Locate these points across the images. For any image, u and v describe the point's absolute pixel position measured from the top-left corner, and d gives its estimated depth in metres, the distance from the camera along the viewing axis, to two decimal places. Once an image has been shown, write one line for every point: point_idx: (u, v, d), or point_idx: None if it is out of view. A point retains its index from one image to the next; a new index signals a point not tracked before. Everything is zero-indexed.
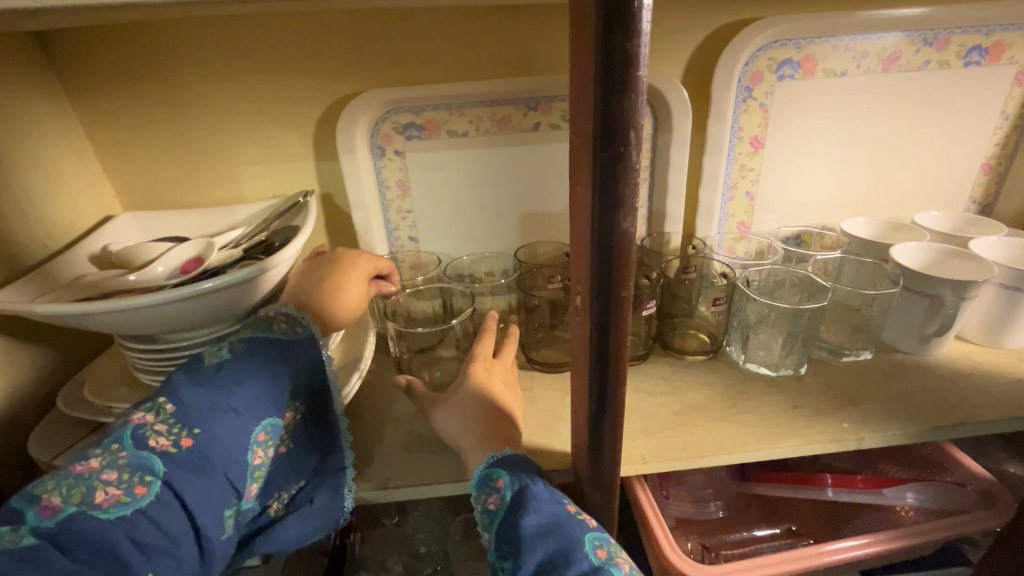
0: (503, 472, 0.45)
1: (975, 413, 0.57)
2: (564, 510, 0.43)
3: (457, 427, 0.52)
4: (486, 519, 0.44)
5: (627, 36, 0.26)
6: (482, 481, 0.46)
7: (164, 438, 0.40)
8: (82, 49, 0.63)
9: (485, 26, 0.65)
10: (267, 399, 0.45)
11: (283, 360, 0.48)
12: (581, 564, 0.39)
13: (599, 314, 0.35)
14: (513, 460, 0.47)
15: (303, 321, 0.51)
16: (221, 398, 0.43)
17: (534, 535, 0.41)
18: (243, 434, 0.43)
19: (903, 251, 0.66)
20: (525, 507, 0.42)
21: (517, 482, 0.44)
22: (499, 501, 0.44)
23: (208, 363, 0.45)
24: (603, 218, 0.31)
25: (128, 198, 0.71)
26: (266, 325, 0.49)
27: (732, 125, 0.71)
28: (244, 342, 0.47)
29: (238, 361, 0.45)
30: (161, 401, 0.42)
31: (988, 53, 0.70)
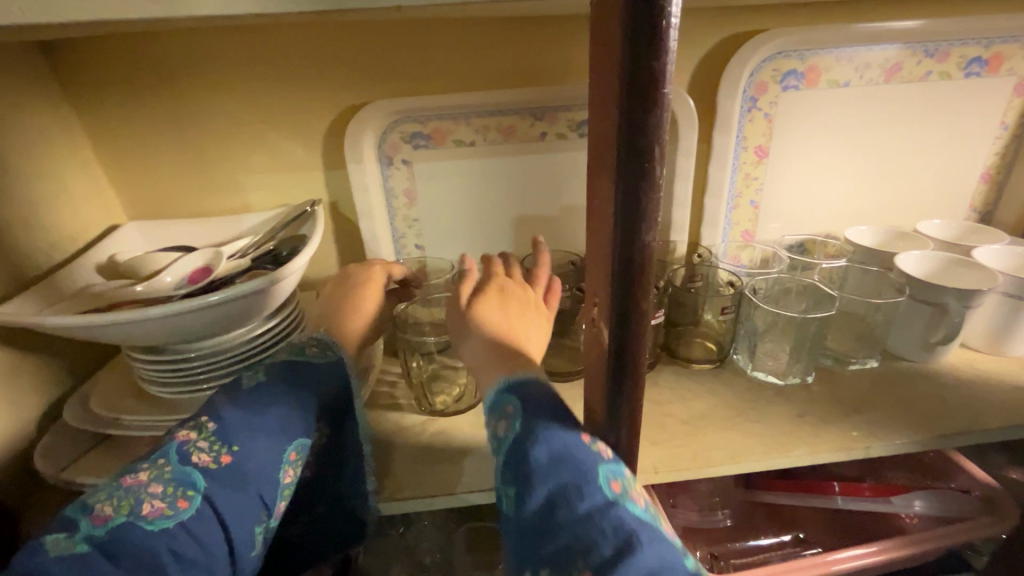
0: (514, 399, 0.43)
1: (982, 422, 0.57)
2: (578, 438, 0.39)
3: (482, 361, 0.48)
4: (494, 443, 0.42)
5: (654, 53, 0.26)
6: (495, 404, 0.44)
7: (206, 454, 0.41)
8: (90, 57, 0.63)
9: (493, 37, 0.65)
10: (298, 417, 0.46)
11: (310, 383, 0.48)
12: (595, 497, 0.36)
13: (618, 327, 0.35)
14: (526, 384, 0.44)
15: (334, 346, 0.51)
16: (256, 418, 0.43)
17: (542, 466, 0.38)
18: (276, 451, 0.43)
19: (907, 259, 0.67)
20: (534, 436, 0.40)
21: (528, 409, 0.42)
22: (508, 428, 0.42)
23: (245, 386, 0.46)
24: (625, 232, 0.31)
25: (133, 207, 0.71)
26: (299, 350, 0.50)
27: (737, 135, 0.72)
28: (277, 364, 0.48)
29: (271, 382, 0.46)
30: (203, 419, 0.42)
31: (987, 65, 0.71)
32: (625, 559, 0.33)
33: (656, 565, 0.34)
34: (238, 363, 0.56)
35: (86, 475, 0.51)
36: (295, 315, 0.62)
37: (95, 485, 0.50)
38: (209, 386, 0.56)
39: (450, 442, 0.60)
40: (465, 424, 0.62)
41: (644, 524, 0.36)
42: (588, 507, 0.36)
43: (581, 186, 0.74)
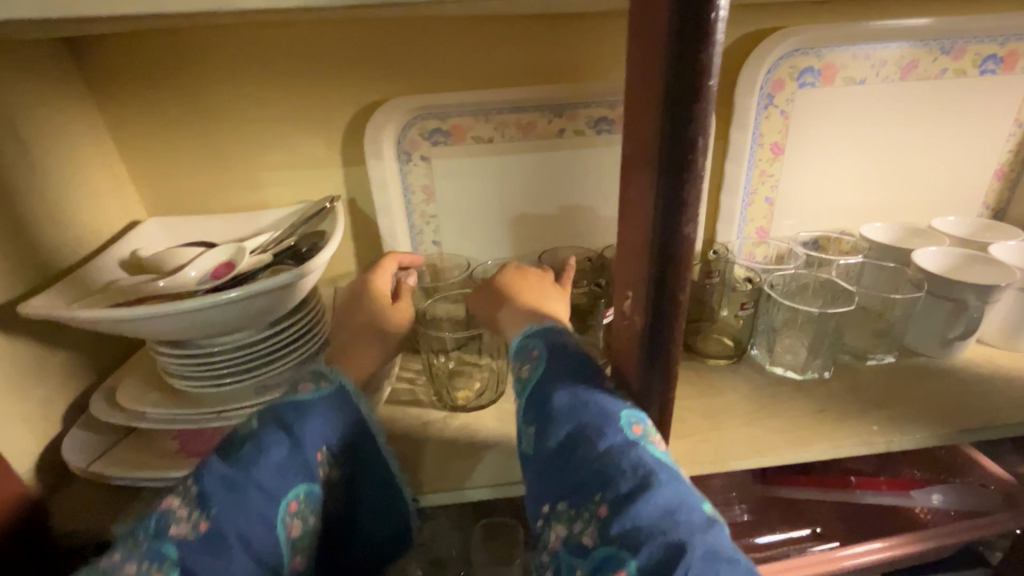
0: (538, 343, 0.45)
1: (1001, 416, 0.58)
2: (600, 384, 0.41)
3: (512, 322, 0.51)
4: (518, 386, 0.44)
5: (700, 46, 0.27)
6: (520, 350, 0.47)
7: (184, 524, 0.41)
8: (114, 53, 0.63)
9: (513, 33, 0.66)
10: (295, 464, 0.45)
11: (303, 425, 0.46)
12: (616, 437, 0.38)
13: (653, 317, 0.36)
14: (553, 332, 0.46)
15: (329, 374, 0.50)
16: (241, 476, 0.43)
17: (564, 406, 0.40)
18: (270, 506, 0.43)
19: (925, 256, 0.67)
20: (557, 382, 0.42)
21: (551, 354, 0.44)
22: (532, 370, 0.44)
23: (237, 437, 0.45)
24: (665, 223, 0.32)
25: (153, 203, 0.71)
26: (294, 387, 0.49)
27: (754, 132, 0.72)
28: (268, 408, 0.47)
29: (263, 430, 0.45)
30: (188, 482, 0.43)
31: (1002, 62, 0.72)
32: (643, 492, 0.34)
33: (673, 501, 0.34)
34: (262, 358, 0.57)
35: (114, 467, 0.51)
36: (317, 310, 0.62)
37: (123, 477, 0.51)
38: (233, 381, 0.56)
39: (472, 436, 0.60)
40: (486, 419, 0.62)
41: (663, 464, 0.37)
42: (608, 445, 0.37)
43: (597, 183, 0.74)
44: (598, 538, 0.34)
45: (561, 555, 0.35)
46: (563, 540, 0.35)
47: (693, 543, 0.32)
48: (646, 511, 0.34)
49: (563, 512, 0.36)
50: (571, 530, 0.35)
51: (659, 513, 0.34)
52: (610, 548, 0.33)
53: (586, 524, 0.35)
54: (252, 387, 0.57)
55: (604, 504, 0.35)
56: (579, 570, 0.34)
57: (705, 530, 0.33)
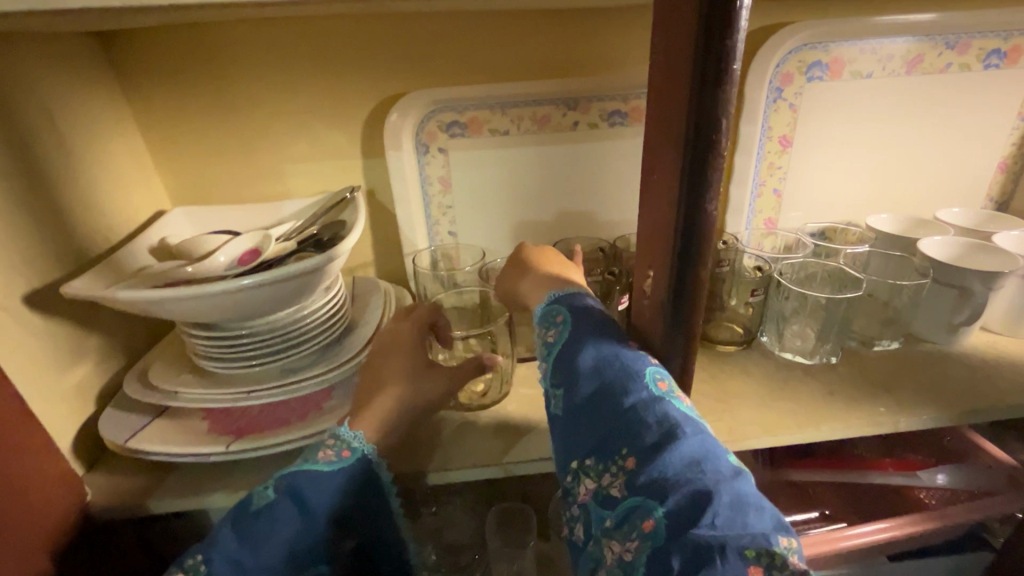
0: (562, 308, 0.47)
1: (1005, 399, 0.60)
2: (624, 346, 0.43)
3: (535, 288, 0.53)
4: (544, 349, 0.47)
5: (726, 33, 0.29)
6: (544, 315, 0.48)
7: None
8: (144, 46, 0.65)
9: (529, 29, 0.68)
10: (304, 545, 0.46)
11: (323, 503, 0.46)
12: (641, 394, 0.39)
13: (676, 292, 0.38)
14: (574, 297, 0.48)
15: (351, 440, 0.49)
16: (253, 557, 0.44)
17: (589, 367, 0.42)
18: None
19: (930, 245, 0.69)
20: (583, 344, 0.44)
21: (575, 319, 0.46)
22: (557, 333, 0.46)
23: (255, 509, 0.45)
24: (690, 200, 0.34)
25: (179, 194, 0.73)
26: (315, 454, 0.48)
27: (763, 125, 0.74)
28: (286, 479, 0.46)
29: (278, 505, 0.45)
30: (198, 561, 0.43)
31: (1006, 57, 0.73)
32: (668, 444, 0.36)
33: (700, 452, 0.36)
34: (288, 342, 0.58)
35: (150, 443, 0.53)
36: (339, 296, 0.64)
37: (159, 453, 0.53)
38: (261, 363, 0.58)
39: (492, 417, 0.62)
40: (504, 401, 0.64)
41: (688, 418, 0.38)
42: (633, 402, 0.39)
43: (610, 175, 0.76)
44: (625, 489, 0.36)
45: (592, 506, 0.38)
46: (593, 493, 0.38)
47: (719, 489, 0.34)
48: (672, 461, 0.35)
49: (592, 467, 0.39)
50: (600, 484, 0.38)
51: (685, 463, 0.35)
52: (637, 497, 0.35)
53: (614, 477, 0.37)
54: (279, 369, 0.58)
55: (632, 457, 0.37)
56: (608, 519, 0.36)
57: (731, 478, 0.35)
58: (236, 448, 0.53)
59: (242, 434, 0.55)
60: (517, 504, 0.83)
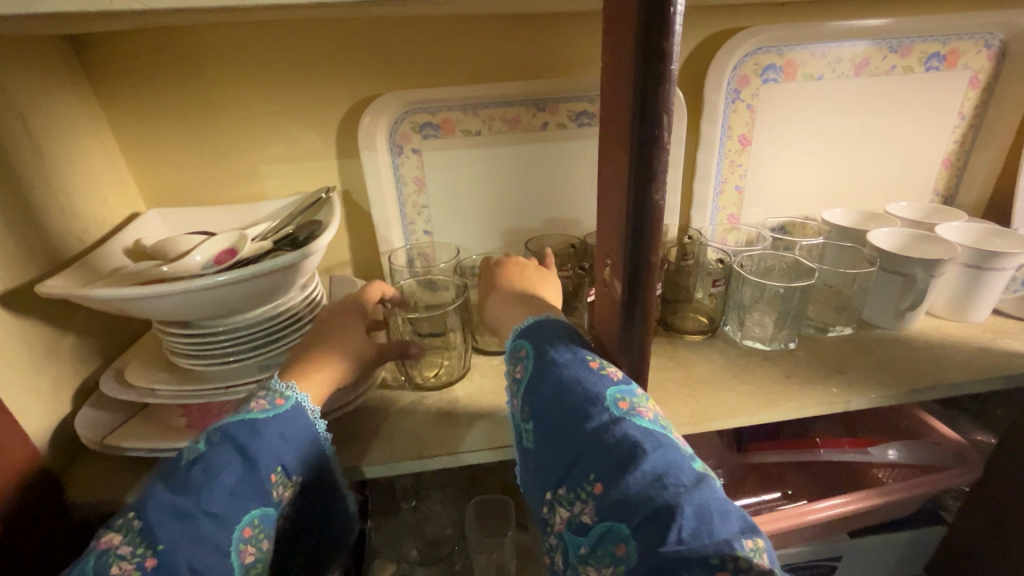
0: (523, 341, 0.50)
1: (947, 377, 0.64)
2: (585, 368, 0.45)
3: (504, 303, 0.59)
4: (512, 384, 0.49)
5: (662, 36, 0.32)
6: (511, 350, 0.51)
7: (128, 563, 0.39)
8: (116, 50, 0.66)
9: (499, 34, 0.70)
10: (249, 486, 0.45)
11: (262, 446, 0.46)
12: (602, 417, 0.41)
13: (630, 280, 0.40)
14: (534, 327, 0.50)
15: (285, 389, 0.50)
16: (191, 502, 0.42)
17: (553, 395, 0.44)
18: (223, 534, 0.42)
19: (878, 236, 0.73)
20: (545, 374, 0.46)
21: (535, 349, 0.48)
22: (522, 367, 0.48)
23: (185, 461, 0.44)
24: (638, 192, 0.37)
25: (154, 195, 0.74)
26: (247, 406, 0.48)
27: (723, 124, 0.78)
28: (219, 429, 0.46)
29: (214, 451, 0.45)
30: (130, 517, 0.41)
31: (945, 60, 0.78)
32: (631, 465, 0.38)
33: (662, 467, 0.38)
34: (263, 339, 0.59)
35: (126, 440, 0.54)
36: (315, 295, 0.65)
37: (137, 449, 0.54)
38: (236, 360, 0.59)
39: (467, 408, 0.64)
40: (479, 393, 0.66)
41: (648, 434, 0.41)
42: (596, 426, 0.41)
43: (580, 174, 0.79)
44: (596, 514, 0.38)
45: (567, 534, 0.40)
46: (567, 521, 0.40)
47: (681, 503, 0.36)
48: (635, 482, 0.38)
49: (563, 497, 0.41)
50: (572, 512, 0.40)
51: (648, 481, 0.37)
52: (607, 522, 0.38)
53: (584, 504, 0.39)
54: (255, 366, 0.59)
55: (598, 483, 0.39)
56: (583, 546, 0.39)
57: (693, 488, 0.37)
58: None
59: None
60: (496, 496, 0.85)
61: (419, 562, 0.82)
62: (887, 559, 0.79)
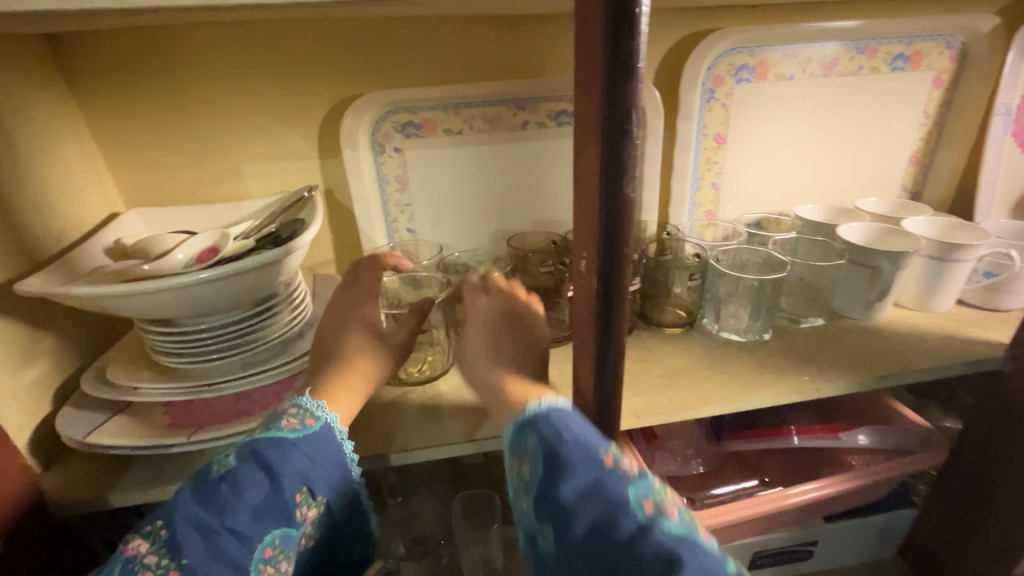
0: (526, 434, 0.45)
1: (912, 364, 0.66)
2: (603, 467, 0.41)
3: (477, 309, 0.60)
4: (519, 484, 0.44)
5: (629, 36, 0.33)
6: (512, 441, 0.46)
7: (153, 572, 0.43)
8: (95, 50, 0.66)
9: (478, 34, 0.71)
10: (272, 507, 0.47)
11: (286, 468, 0.48)
12: (631, 527, 0.38)
13: (605, 272, 0.42)
14: (535, 415, 0.45)
15: (314, 409, 0.52)
16: (214, 520, 0.45)
17: (573, 503, 0.40)
18: (244, 553, 0.45)
19: (847, 230, 0.76)
20: (559, 478, 0.41)
21: (541, 446, 0.43)
22: (528, 466, 0.44)
23: (214, 473, 0.47)
24: (610, 186, 0.38)
25: (134, 195, 0.74)
26: (279, 421, 0.50)
27: (698, 123, 0.80)
28: (248, 444, 0.48)
29: (241, 468, 0.47)
30: (158, 526, 0.45)
31: (910, 60, 0.81)
32: None
33: None
34: (245, 337, 0.59)
35: (109, 437, 0.54)
36: (298, 293, 0.65)
37: (119, 446, 0.54)
38: (219, 359, 0.59)
39: (451, 402, 0.65)
40: (463, 387, 0.67)
41: (684, 542, 0.37)
42: (627, 539, 0.37)
43: (560, 172, 0.80)
44: None
45: None
46: None
47: None
48: None
49: None
50: None
51: None
52: None
53: None
54: (238, 363, 0.59)
55: None
56: None
57: None
58: (199, 438, 0.54)
59: (203, 426, 0.56)
60: (482, 490, 0.87)
61: (406, 558, 0.83)
62: (860, 542, 0.83)
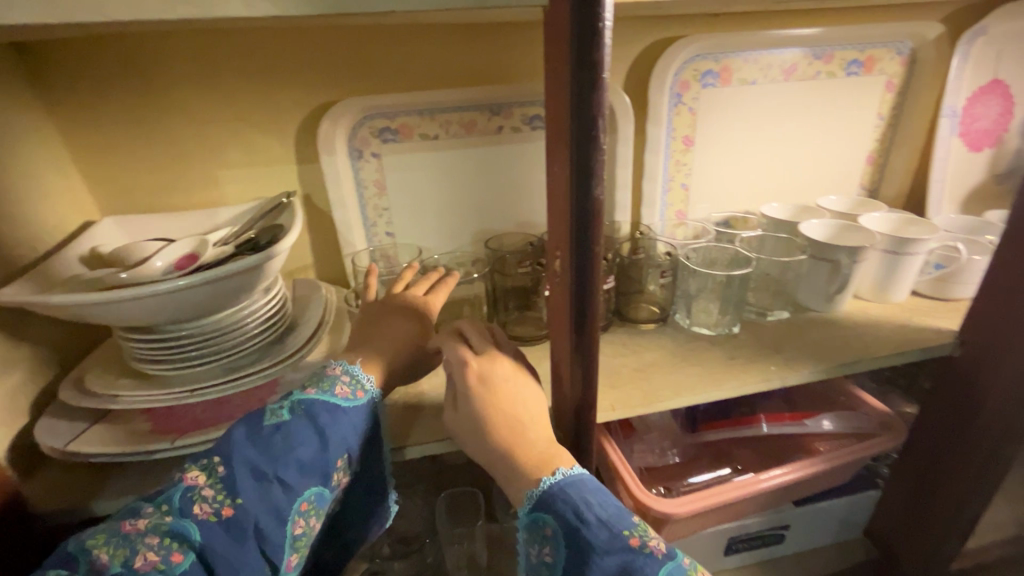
0: (548, 519, 0.48)
1: (870, 351, 0.70)
2: (629, 550, 0.45)
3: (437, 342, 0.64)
4: (545, 569, 0.48)
5: (593, 47, 0.36)
6: (532, 525, 0.50)
7: (209, 505, 0.46)
8: (66, 57, 0.65)
9: (452, 42, 0.73)
10: (316, 466, 0.50)
11: (337, 432, 0.52)
12: None
13: (578, 269, 0.44)
14: (554, 498, 0.49)
15: (364, 382, 0.55)
16: (269, 467, 0.48)
17: None
18: (287, 503, 0.48)
19: (808, 227, 0.80)
20: (589, 567, 0.45)
21: (565, 532, 0.47)
22: (553, 552, 0.48)
23: (269, 423, 0.50)
24: (580, 188, 0.40)
25: (107, 203, 0.73)
26: (331, 386, 0.54)
27: (667, 126, 0.83)
28: (304, 402, 0.52)
29: (296, 421, 0.50)
30: (216, 462, 0.48)
31: (863, 65, 0.86)
32: None
33: None
34: (225, 342, 0.60)
35: (90, 446, 0.54)
36: (279, 297, 0.66)
37: (101, 454, 0.54)
38: (200, 365, 0.59)
39: (433, 400, 0.66)
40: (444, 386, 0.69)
41: None
42: None
43: (534, 175, 0.83)
44: None
45: None
46: None
47: None
48: None
49: None
50: None
51: None
52: None
53: None
54: (219, 368, 0.60)
55: None
56: None
57: None
58: (182, 443, 0.55)
59: (185, 431, 0.56)
60: (466, 488, 0.88)
61: (391, 558, 0.83)
62: (828, 524, 0.87)
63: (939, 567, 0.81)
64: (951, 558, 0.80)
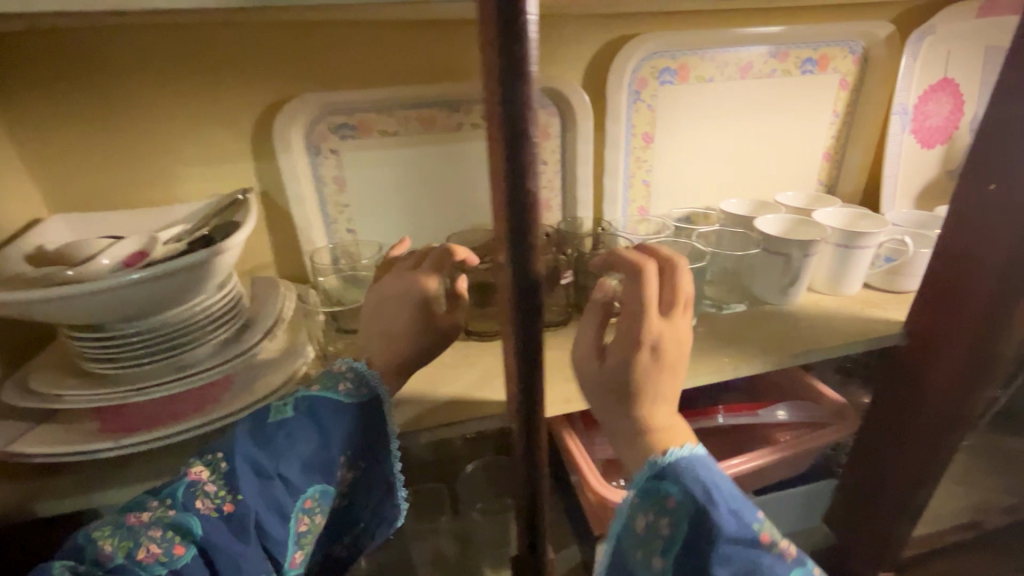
0: (675, 492, 0.46)
1: (822, 343, 0.72)
2: (757, 545, 0.45)
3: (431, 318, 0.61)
4: (657, 542, 0.46)
5: (517, 41, 0.36)
6: (653, 492, 0.47)
7: (210, 502, 0.47)
8: (9, 50, 0.64)
9: (409, 39, 0.74)
10: (317, 464, 0.51)
11: (337, 429, 0.53)
12: None
13: (516, 261, 0.44)
14: (687, 475, 0.46)
15: (369, 380, 0.55)
16: (269, 464, 0.49)
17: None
18: (288, 499, 0.50)
19: (764, 223, 0.82)
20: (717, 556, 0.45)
21: (691, 514, 0.45)
22: (672, 527, 0.46)
23: (271, 420, 0.51)
24: (512, 180, 0.41)
25: (56, 200, 0.71)
26: (334, 385, 0.54)
27: (627, 123, 0.84)
28: (307, 400, 0.52)
29: (297, 418, 0.51)
30: (218, 458, 0.49)
31: (818, 64, 0.88)
32: None
33: None
34: (175, 340, 0.59)
35: (33, 446, 0.53)
36: (234, 294, 0.65)
37: (45, 455, 0.53)
38: (150, 364, 0.58)
39: None
40: None
41: None
42: None
43: None
44: None
45: None
46: None
47: None
48: None
49: None
50: None
51: None
52: None
53: None
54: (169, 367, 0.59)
55: None
56: None
57: None
58: (130, 442, 0.54)
59: (134, 430, 0.56)
60: (432, 484, 0.89)
61: None
62: (787, 512, 0.89)
63: (893, 551, 0.83)
64: (902, 541, 0.82)
